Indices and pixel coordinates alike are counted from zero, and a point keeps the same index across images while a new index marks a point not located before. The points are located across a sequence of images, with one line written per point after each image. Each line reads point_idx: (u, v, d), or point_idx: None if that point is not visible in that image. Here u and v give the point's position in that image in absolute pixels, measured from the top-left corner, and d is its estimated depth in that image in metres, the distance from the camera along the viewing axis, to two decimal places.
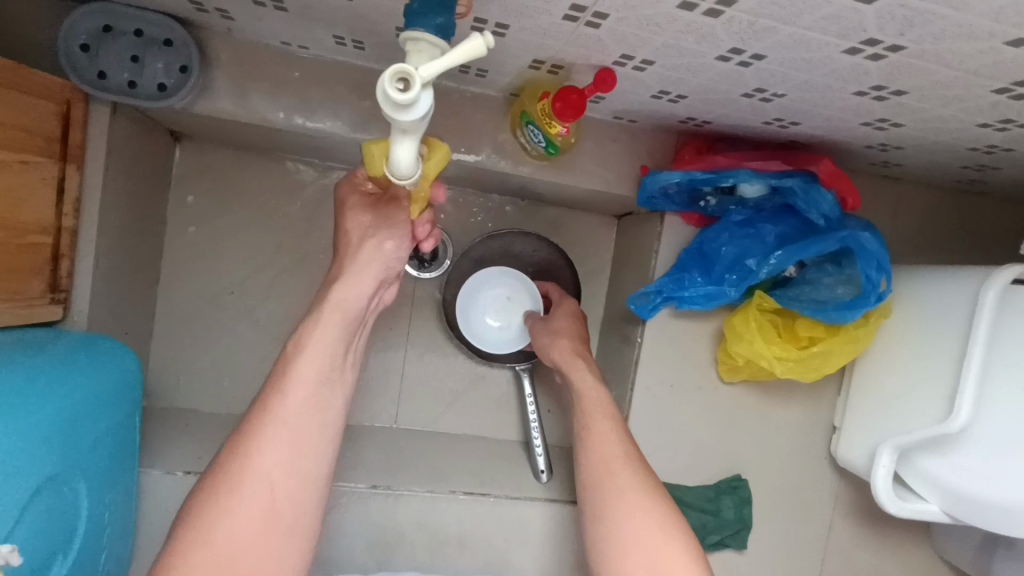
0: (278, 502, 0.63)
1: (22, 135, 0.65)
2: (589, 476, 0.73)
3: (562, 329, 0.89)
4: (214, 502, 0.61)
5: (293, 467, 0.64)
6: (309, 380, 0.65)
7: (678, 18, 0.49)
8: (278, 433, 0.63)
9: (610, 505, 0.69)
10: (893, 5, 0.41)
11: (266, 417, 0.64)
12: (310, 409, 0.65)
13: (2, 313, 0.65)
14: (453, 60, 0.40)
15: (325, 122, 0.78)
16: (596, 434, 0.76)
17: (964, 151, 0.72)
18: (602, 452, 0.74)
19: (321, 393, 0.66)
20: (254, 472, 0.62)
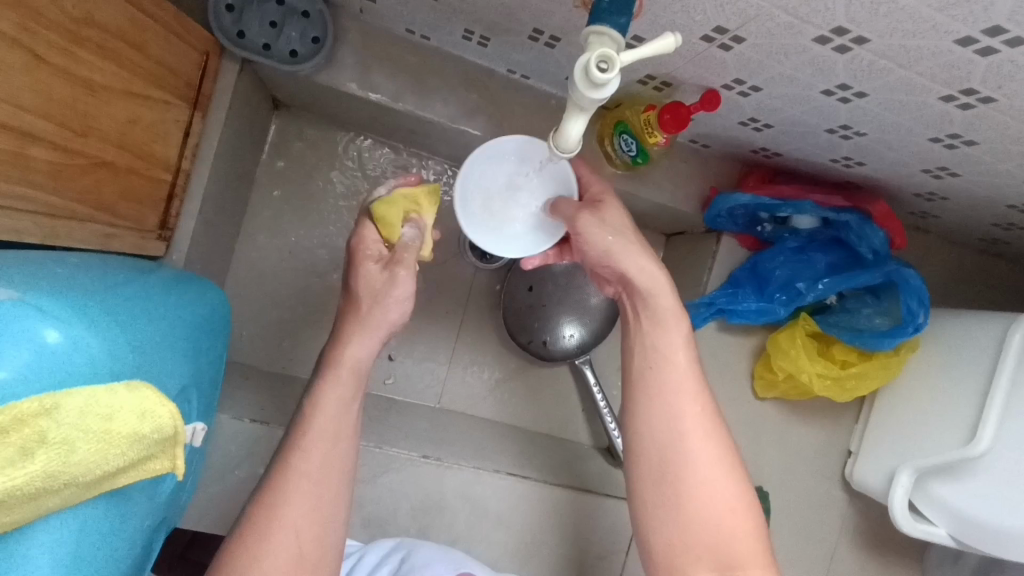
0: (301, 535, 0.62)
1: (168, 75, 0.69)
2: (653, 382, 0.67)
3: (615, 220, 0.68)
4: (251, 533, 0.62)
5: (316, 516, 0.63)
6: (324, 439, 0.66)
7: (807, 50, 0.57)
8: (295, 483, 0.64)
9: (677, 421, 0.65)
10: (1003, 60, 0.49)
11: (287, 472, 0.64)
12: (324, 458, 0.65)
13: (121, 239, 0.69)
14: (649, 51, 0.46)
15: (433, 108, 0.84)
16: (655, 332, 0.68)
17: (1002, 208, 0.81)
18: (665, 357, 0.67)
19: (333, 445, 0.66)
20: (295, 488, 0.64)
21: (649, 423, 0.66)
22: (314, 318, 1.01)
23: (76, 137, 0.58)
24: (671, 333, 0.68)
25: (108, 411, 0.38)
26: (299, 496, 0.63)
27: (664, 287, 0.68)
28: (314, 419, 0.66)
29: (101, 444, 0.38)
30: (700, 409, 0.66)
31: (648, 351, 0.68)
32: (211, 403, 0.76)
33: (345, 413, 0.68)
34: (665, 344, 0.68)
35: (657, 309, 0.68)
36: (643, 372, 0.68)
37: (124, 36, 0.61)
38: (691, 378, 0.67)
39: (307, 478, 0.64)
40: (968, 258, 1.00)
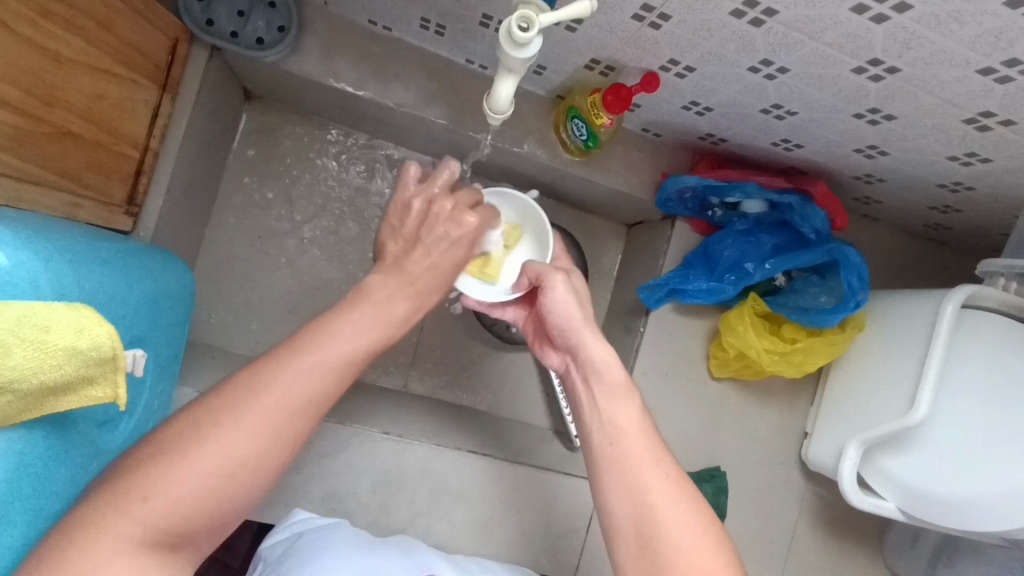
0: (256, 448, 0.50)
1: (136, 56, 0.72)
2: (610, 461, 0.62)
3: (578, 291, 0.68)
4: (214, 411, 0.50)
5: (282, 426, 0.52)
6: (331, 356, 0.54)
7: (727, 25, 0.61)
8: (278, 385, 0.51)
9: (642, 494, 0.60)
10: (897, 27, 0.54)
11: (278, 372, 0.52)
12: (316, 380, 0.53)
13: (88, 210, 0.71)
14: (565, 14, 0.52)
15: (395, 94, 0.88)
16: (613, 407, 0.64)
17: (934, 188, 0.85)
18: (626, 431, 0.62)
19: (322, 377, 0.53)
20: (273, 394, 0.51)
21: (615, 498, 0.61)
22: (282, 302, 1.05)
23: (42, 105, 0.60)
24: (625, 406, 0.64)
25: (45, 324, 0.42)
26: (272, 407, 0.51)
27: (614, 361, 0.65)
28: (324, 336, 0.54)
29: (35, 350, 0.41)
30: (665, 474, 0.61)
31: (604, 428, 0.64)
32: (169, 371, 0.78)
33: (363, 348, 0.56)
34: (619, 417, 0.64)
35: (610, 380, 0.65)
36: (602, 449, 0.63)
37: (92, 13, 0.63)
38: (649, 450, 0.62)
39: (297, 392, 0.52)
40: (913, 245, 1.05)
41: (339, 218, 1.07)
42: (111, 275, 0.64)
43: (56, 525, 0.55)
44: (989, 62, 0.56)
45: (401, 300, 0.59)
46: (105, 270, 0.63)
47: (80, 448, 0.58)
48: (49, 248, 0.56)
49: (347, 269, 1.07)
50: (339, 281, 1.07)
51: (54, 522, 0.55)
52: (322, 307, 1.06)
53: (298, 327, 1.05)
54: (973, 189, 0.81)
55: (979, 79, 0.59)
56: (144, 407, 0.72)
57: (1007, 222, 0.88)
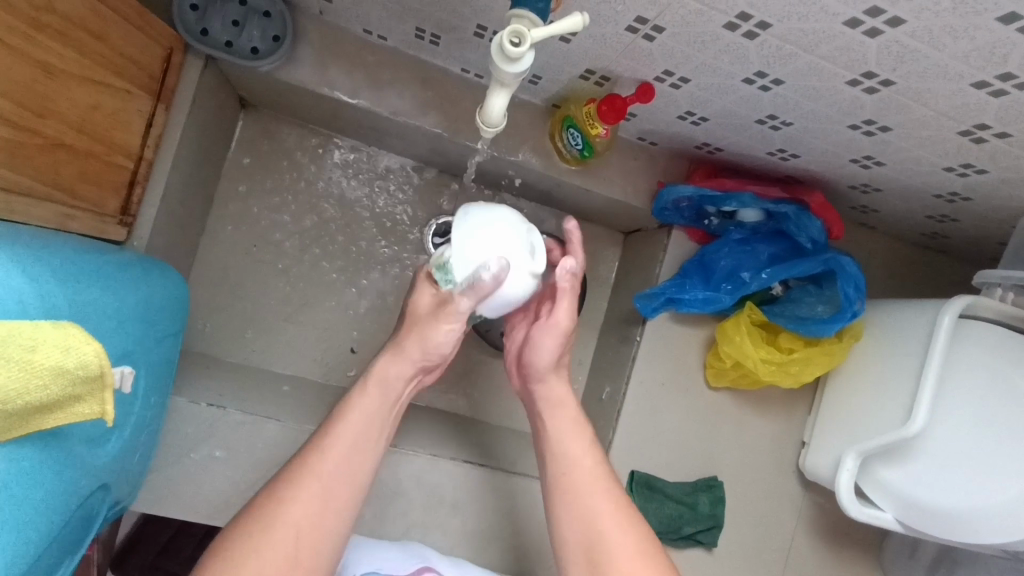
0: (306, 535, 0.61)
1: (129, 66, 0.71)
2: (566, 487, 0.70)
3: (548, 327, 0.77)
4: (250, 524, 0.60)
5: (320, 519, 0.62)
6: (345, 449, 0.66)
7: (721, 37, 0.61)
8: (309, 480, 0.63)
9: (590, 517, 0.67)
10: (890, 41, 0.54)
11: (302, 471, 0.63)
12: (340, 468, 0.65)
13: (80, 220, 0.71)
14: (556, 29, 0.52)
15: (390, 102, 0.88)
16: (567, 439, 0.73)
17: (930, 198, 0.85)
18: (575, 459, 0.71)
19: (342, 463, 0.65)
20: (306, 487, 0.62)
21: (567, 522, 0.68)
22: (278, 311, 1.04)
23: (34, 117, 0.60)
24: (577, 439, 0.73)
25: (31, 342, 0.42)
26: (309, 499, 0.62)
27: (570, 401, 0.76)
28: (331, 439, 0.66)
29: (18, 369, 0.41)
30: (612, 504, 0.68)
31: (558, 459, 0.72)
32: (162, 383, 0.78)
33: (362, 445, 0.67)
34: (572, 449, 0.72)
35: (567, 415, 0.75)
36: (556, 476, 0.71)
37: (85, 25, 0.63)
38: (600, 477, 0.70)
39: (328, 480, 0.63)
40: (910, 254, 1.04)
41: (334, 226, 1.06)
42: (98, 288, 0.63)
43: (41, 544, 0.55)
44: (984, 76, 0.56)
45: (372, 388, 0.70)
46: (92, 284, 0.63)
47: (66, 465, 0.57)
48: (36, 262, 0.56)
49: (343, 277, 1.07)
50: (336, 289, 1.07)
51: (40, 541, 0.55)
52: (318, 316, 1.06)
53: (294, 336, 1.05)
54: (969, 199, 0.81)
55: (973, 92, 0.59)
56: (136, 420, 0.72)
57: (1005, 232, 0.88)
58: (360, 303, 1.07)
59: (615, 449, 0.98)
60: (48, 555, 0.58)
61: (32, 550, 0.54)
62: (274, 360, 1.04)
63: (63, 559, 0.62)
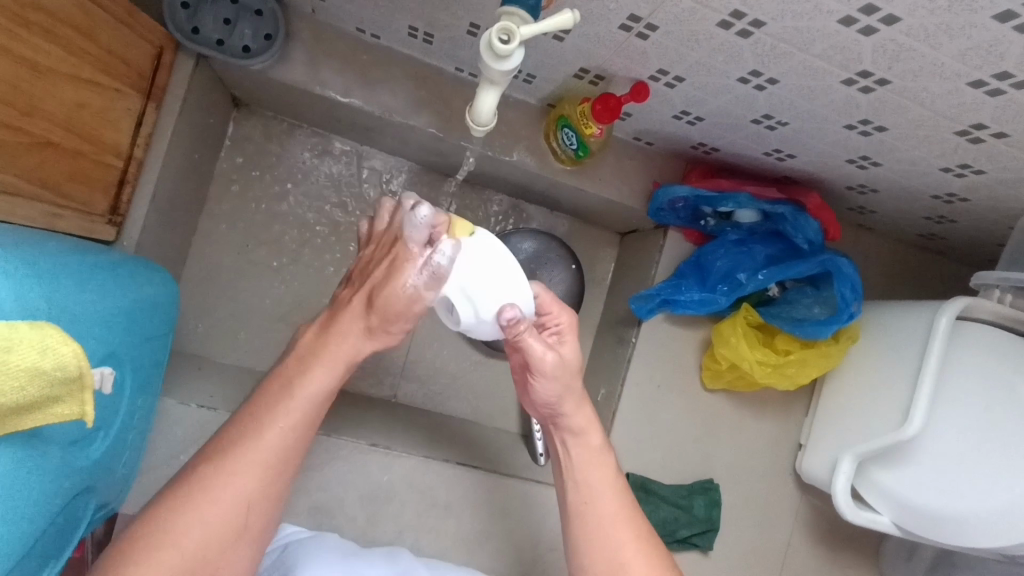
0: (254, 506, 0.57)
1: (119, 64, 0.71)
2: (587, 516, 0.66)
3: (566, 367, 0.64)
4: (185, 492, 0.56)
5: (256, 493, 0.57)
6: (290, 407, 0.59)
7: (714, 36, 0.61)
8: (246, 444, 0.57)
9: (615, 553, 0.64)
10: (885, 40, 0.54)
11: (245, 433, 0.58)
12: (292, 440, 0.59)
13: (69, 220, 0.70)
14: (547, 26, 0.52)
15: (382, 100, 0.88)
16: (586, 467, 0.67)
17: (928, 199, 0.84)
18: (597, 490, 0.66)
19: (295, 433, 0.59)
20: (243, 450, 0.57)
21: (587, 553, 0.65)
22: (272, 312, 1.04)
23: (21, 115, 0.59)
24: (599, 468, 0.67)
25: (6, 343, 0.41)
26: (256, 474, 0.57)
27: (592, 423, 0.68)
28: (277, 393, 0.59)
29: None
30: (635, 535, 0.65)
31: (577, 486, 0.67)
32: (150, 384, 0.77)
33: (311, 401, 0.60)
34: (593, 476, 0.67)
35: (587, 441, 0.68)
36: (576, 506, 0.67)
37: (72, 22, 0.62)
38: (624, 510, 0.66)
39: (265, 447, 0.58)
40: (908, 255, 1.03)
41: (328, 226, 1.06)
42: (83, 288, 0.63)
43: (22, 548, 0.54)
44: (980, 75, 0.55)
45: (336, 349, 0.61)
46: (76, 284, 0.62)
47: (50, 466, 0.57)
48: (21, 262, 0.55)
49: (337, 278, 1.06)
50: (329, 289, 1.06)
51: (20, 545, 0.54)
52: (311, 316, 1.05)
53: (287, 337, 1.04)
54: (967, 200, 0.80)
55: (970, 92, 0.58)
56: (123, 420, 0.71)
57: (1002, 233, 0.87)
58: None
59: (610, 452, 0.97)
60: (29, 559, 0.57)
61: (14, 554, 0.53)
62: (268, 361, 1.03)
63: (48, 563, 0.61)
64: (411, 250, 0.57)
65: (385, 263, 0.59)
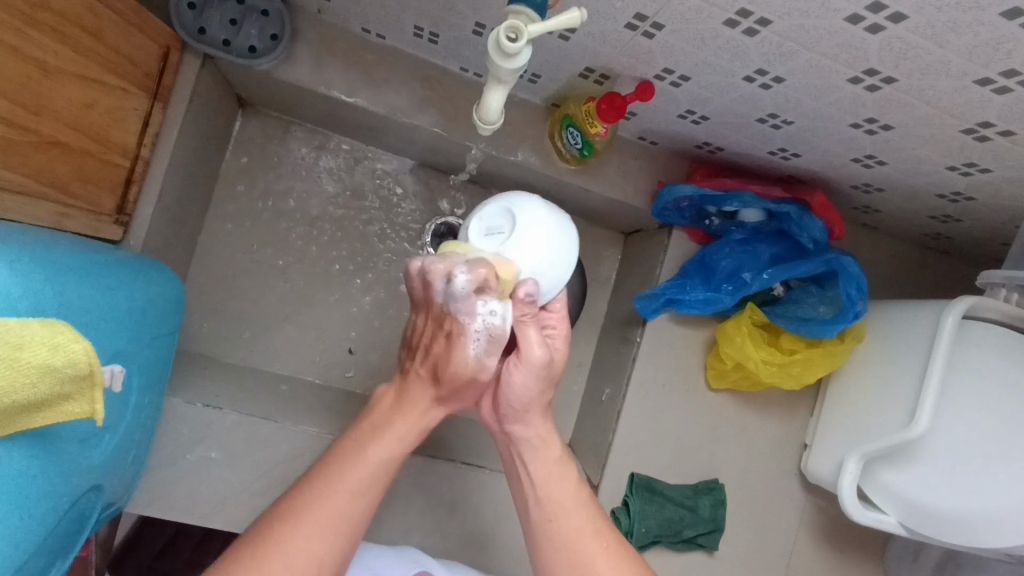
0: (323, 566, 0.55)
1: (126, 64, 0.71)
2: (555, 532, 0.63)
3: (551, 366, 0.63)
4: (252, 549, 0.54)
5: (326, 553, 0.55)
6: (366, 469, 0.59)
7: (720, 34, 0.61)
8: (320, 505, 0.56)
9: (585, 569, 0.61)
10: (892, 37, 0.54)
11: (319, 492, 0.57)
12: (363, 495, 0.58)
13: (77, 220, 0.70)
14: (554, 25, 0.52)
15: (387, 100, 0.88)
16: (549, 482, 0.64)
17: (933, 198, 0.84)
18: (564, 507, 0.63)
19: (366, 497, 0.58)
20: (317, 510, 0.56)
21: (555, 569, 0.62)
22: (276, 311, 1.04)
23: (28, 115, 0.59)
24: (564, 482, 0.64)
25: (18, 339, 0.41)
26: (324, 529, 0.56)
27: (554, 437, 0.66)
28: (352, 457, 0.60)
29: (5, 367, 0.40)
30: (607, 546, 0.62)
31: (540, 502, 0.64)
32: (157, 383, 0.77)
33: (386, 464, 0.60)
34: (560, 491, 0.64)
35: (547, 454, 0.65)
36: (540, 523, 0.64)
37: (81, 22, 0.62)
38: (591, 524, 0.63)
39: (342, 506, 0.57)
40: (912, 254, 1.03)
41: (332, 226, 1.06)
42: (90, 287, 0.63)
43: (31, 547, 0.54)
44: (987, 72, 0.55)
45: (406, 418, 0.63)
46: (85, 283, 0.62)
47: (59, 464, 0.57)
48: (27, 261, 0.55)
49: (342, 277, 1.06)
50: (334, 289, 1.06)
51: (29, 544, 0.54)
52: (316, 316, 1.05)
53: (292, 336, 1.04)
54: (973, 199, 0.80)
55: (977, 90, 0.58)
56: (131, 419, 0.72)
57: (1007, 232, 0.87)
58: (359, 303, 1.07)
59: (615, 451, 0.97)
60: (37, 559, 0.57)
61: (23, 552, 0.53)
62: (273, 361, 1.03)
63: (54, 561, 0.61)
64: (464, 324, 0.57)
65: (442, 337, 0.60)
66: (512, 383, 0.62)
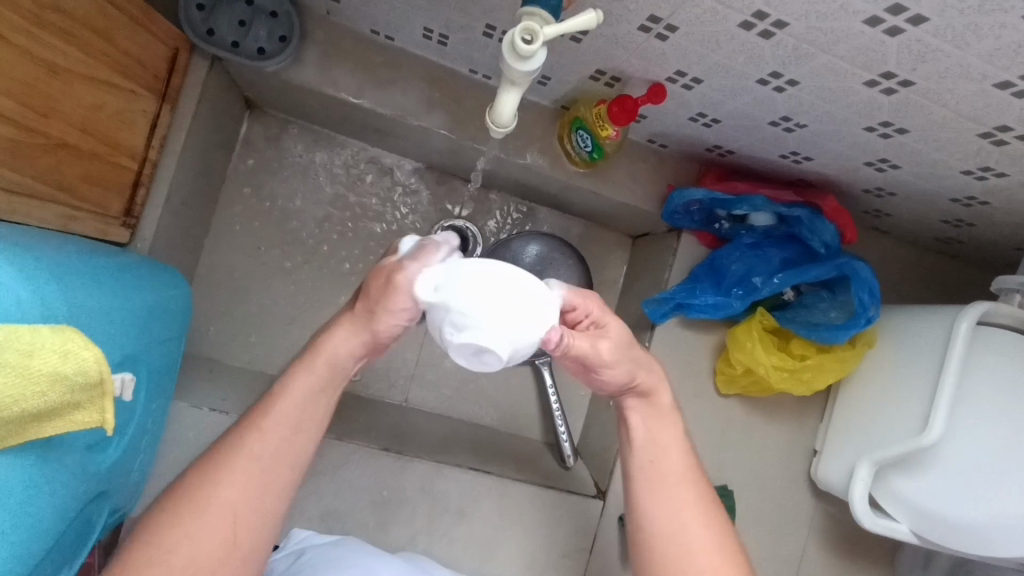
0: (246, 515, 0.56)
1: (135, 66, 0.70)
2: (654, 476, 0.64)
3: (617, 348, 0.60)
4: (178, 509, 0.54)
5: (255, 500, 0.56)
6: (284, 423, 0.58)
7: (735, 37, 0.60)
8: (239, 463, 0.56)
9: (679, 517, 0.62)
10: (911, 40, 0.53)
11: (236, 448, 0.57)
12: (278, 448, 0.58)
13: (85, 222, 0.70)
14: (570, 27, 0.51)
15: (396, 101, 0.87)
16: (654, 428, 0.65)
17: (947, 202, 0.83)
18: (665, 453, 0.64)
19: (287, 446, 0.58)
20: (237, 464, 0.56)
21: (652, 514, 0.63)
22: (282, 314, 1.03)
23: (38, 117, 0.59)
24: (667, 430, 0.65)
25: (28, 347, 0.41)
26: (243, 477, 0.56)
27: (662, 384, 0.65)
28: (264, 416, 0.58)
29: (15, 375, 0.40)
30: (697, 498, 0.63)
31: (644, 447, 0.65)
32: (164, 388, 0.77)
33: (307, 418, 0.59)
34: (662, 440, 0.65)
35: (654, 400, 0.65)
36: (639, 468, 0.65)
37: (91, 24, 0.62)
38: (687, 474, 0.64)
39: (260, 460, 0.57)
40: (924, 258, 1.02)
41: (340, 228, 1.05)
42: (98, 290, 0.62)
43: (38, 554, 0.54)
44: (1007, 76, 0.54)
45: (316, 365, 0.59)
46: (93, 286, 0.62)
47: (68, 470, 0.56)
48: (35, 264, 0.55)
49: (349, 280, 1.06)
50: (340, 292, 1.05)
51: (37, 550, 0.54)
52: (322, 318, 1.05)
53: (298, 339, 1.04)
54: (987, 203, 0.79)
55: (996, 93, 0.57)
56: (138, 423, 0.71)
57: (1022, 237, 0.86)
58: None
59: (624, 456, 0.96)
60: (45, 565, 0.56)
61: (31, 560, 0.53)
62: (278, 364, 1.03)
63: (63, 566, 0.61)
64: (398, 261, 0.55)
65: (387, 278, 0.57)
66: (604, 368, 0.59)
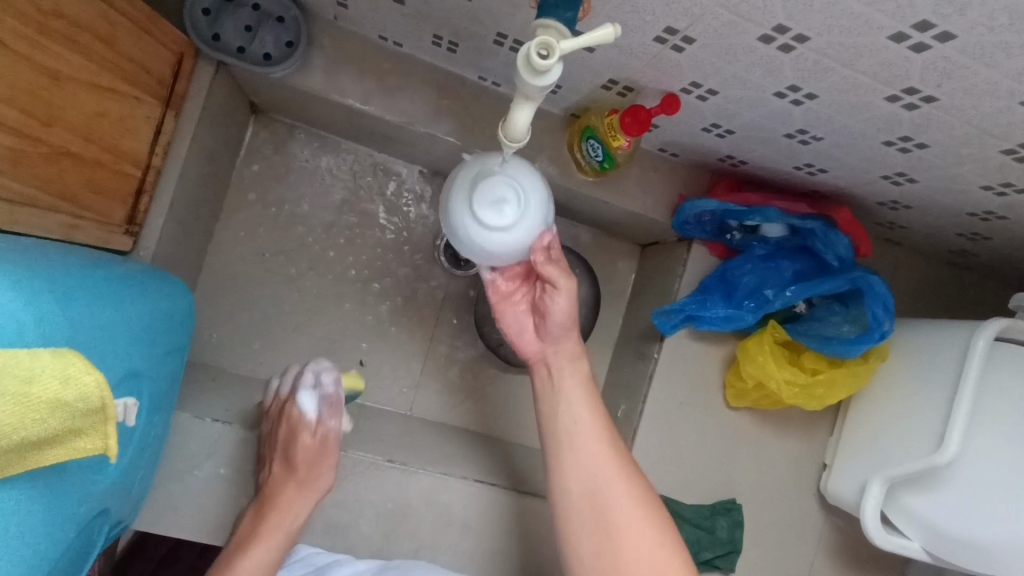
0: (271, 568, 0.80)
1: (139, 72, 0.69)
2: (571, 441, 0.72)
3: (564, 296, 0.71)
4: None
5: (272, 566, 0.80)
6: (283, 513, 0.82)
7: (754, 50, 0.59)
8: (257, 541, 0.80)
9: (596, 479, 0.70)
10: (937, 56, 0.52)
11: (255, 532, 0.80)
12: (283, 527, 0.82)
13: (88, 231, 0.69)
14: (586, 41, 0.50)
15: (404, 108, 0.86)
16: (575, 401, 0.74)
17: (964, 216, 0.82)
18: (582, 422, 0.73)
19: (287, 523, 0.82)
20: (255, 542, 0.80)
21: (572, 477, 0.71)
22: (286, 321, 1.02)
23: (41, 126, 0.58)
24: (583, 397, 0.74)
25: (28, 373, 0.39)
26: (264, 549, 0.80)
27: (575, 354, 0.76)
28: (269, 506, 0.83)
29: (13, 404, 0.39)
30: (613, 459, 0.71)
31: (568, 416, 0.74)
32: (166, 399, 0.76)
33: (300, 506, 0.84)
34: (578, 408, 0.74)
35: (570, 356, 0.77)
36: (562, 434, 0.73)
37: (95, 32, 0.61)
38: (600, 440, 0.72)
39: (273, 535, 0.81)
40: (937, 270, 1.01)
41: (345, 235, 1.04)
42: (101, 302, 0.61)
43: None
44: None
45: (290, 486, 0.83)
46: (95, 298, 0.60)
47: (69, 488, 0.55)
48: (37, 278, 0.53)
49: (354, 288, 1.04)
50: (345, 299, 1.04)
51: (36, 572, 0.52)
52: (326, 326, 1.03)
53: (302, 347, 1.02)
54: (1005, 218, 0.78)
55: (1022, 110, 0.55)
56: (140, 437, 0.70)
57: None
58: (373, 313, 1.05)
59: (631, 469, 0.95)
60: None
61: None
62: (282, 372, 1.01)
63: None
64: None
65: None
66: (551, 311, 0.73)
